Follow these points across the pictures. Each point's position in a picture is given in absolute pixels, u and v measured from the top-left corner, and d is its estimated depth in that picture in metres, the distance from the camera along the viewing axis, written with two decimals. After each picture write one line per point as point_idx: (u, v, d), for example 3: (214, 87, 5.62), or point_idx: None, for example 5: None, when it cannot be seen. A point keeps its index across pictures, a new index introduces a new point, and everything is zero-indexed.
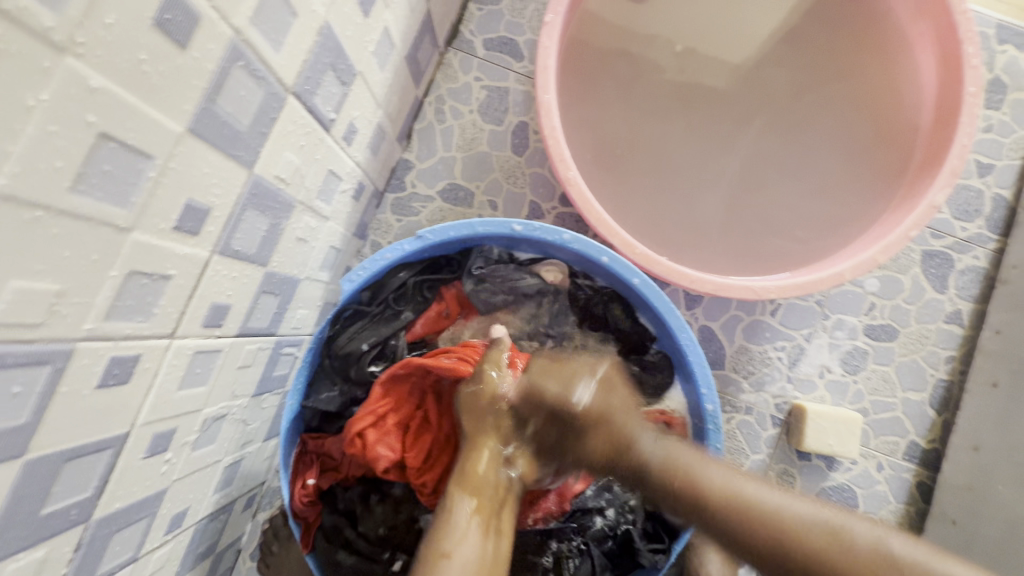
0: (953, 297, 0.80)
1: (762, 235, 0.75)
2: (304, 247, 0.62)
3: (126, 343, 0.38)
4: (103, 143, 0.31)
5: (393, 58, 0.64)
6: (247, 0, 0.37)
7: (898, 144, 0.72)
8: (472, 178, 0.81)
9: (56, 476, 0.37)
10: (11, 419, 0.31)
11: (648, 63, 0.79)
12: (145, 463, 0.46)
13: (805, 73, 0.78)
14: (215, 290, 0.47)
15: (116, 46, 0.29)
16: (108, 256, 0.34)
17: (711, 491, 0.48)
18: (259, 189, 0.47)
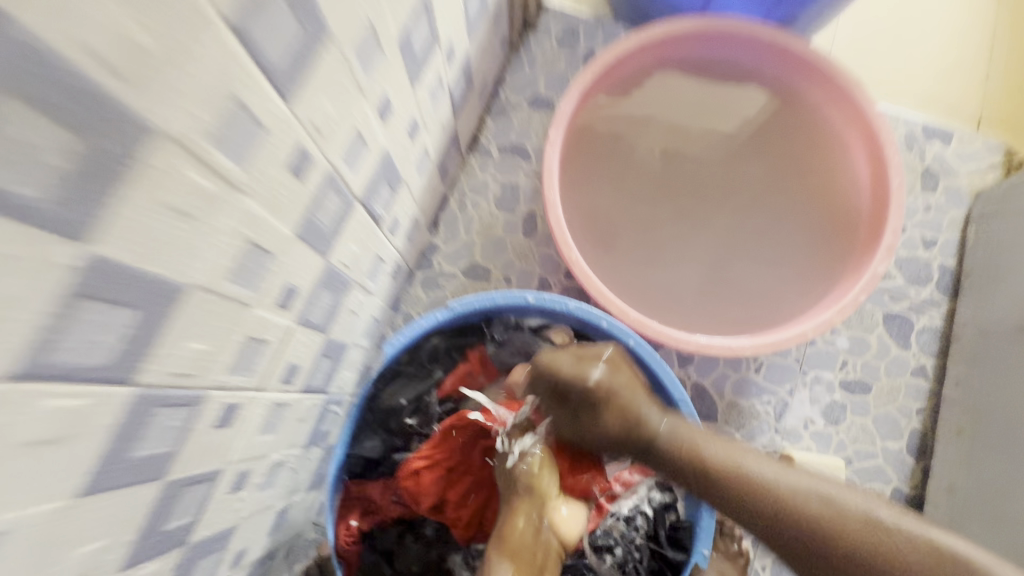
0: (916, 353, 0.90)
1: (739, 303, 0.88)
2: (354, 317, 0.74)
3: (235, 393, 0.50)
4: (251, 248, 0.44)
5: (428, 167, 0.81)
6: (341, 144, 0.52)
7: (845, 226, 0.86)
8: (489, 258, 0.95)
9: (177, 499, 0.47)
10: (165, 448, 0.43)
11: (633, 158, 0.94)
12: (228, 498, 0.56)
13: (763, 164, 0.94)
14: (292, 353, 0.59)
15: (269, 186, 0.43)
16: (238, 326, 0.47)
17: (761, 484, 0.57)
18: (330, 273, 0.61)
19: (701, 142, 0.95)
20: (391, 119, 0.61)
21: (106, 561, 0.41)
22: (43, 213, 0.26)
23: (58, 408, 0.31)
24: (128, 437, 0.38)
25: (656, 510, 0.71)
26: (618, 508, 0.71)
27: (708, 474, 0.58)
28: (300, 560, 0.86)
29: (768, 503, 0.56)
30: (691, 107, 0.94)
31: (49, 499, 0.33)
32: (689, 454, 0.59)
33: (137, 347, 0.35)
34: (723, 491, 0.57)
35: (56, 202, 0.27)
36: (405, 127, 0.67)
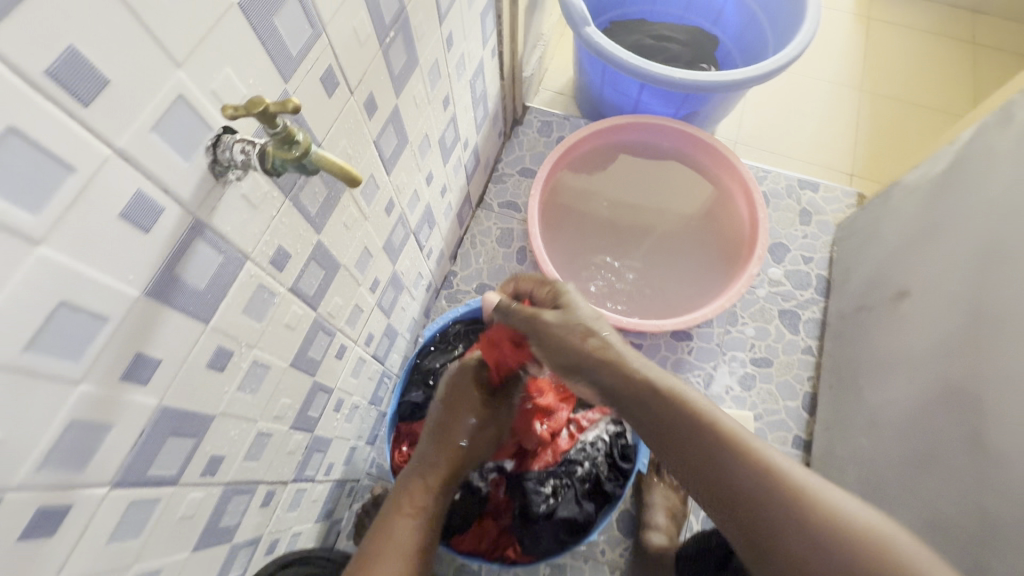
0: (803, 337, 1.24)
1: (670, 302, 1.26)
2: (405, 312, 1.11)
3: (346, 339, 0.86)
4: (364, 250, 0.82)
5: (451, 215, 1.20)
6: (407, 197, 0.92)
7: (736, 243, 1.25)
8: (494, 279, 1.33)
9: (314, 396, 0.81)
10: (317, 356, 0.78)
11: (590, 205, 1.35)
12: (332, 413, 0.90)
13: (681, 207, 1.34)
14: (372, 324, 0.95)
15: (375, 217, 0.82)
16: (353, 295, 0.83)
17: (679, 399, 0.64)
18: (396, 277, 0.99)
19: (639, 193, 1.35)
20: (432, 183, 1.02)
21: (288, 416, 0.75)
22: (314, 219, 0.64)
23: (295, 312, 0.67)
24: (309, 342, 0.73)
25: (611, 437, 1.03)
26: (585, 436, 1.03)
27: (681, 424, 0.63)
28: (358, 501, 1.14)
29: (734, 464, 0.59)
30: (629, 169, 1.35)
31: (282, 360, 0.68)
32: (667, 402, 0.64)
33: (321, 291, 0.72)
34: (688, 439, 0.62)
35: (318, 214, 0.65)
36: (439, 188, 1.07)
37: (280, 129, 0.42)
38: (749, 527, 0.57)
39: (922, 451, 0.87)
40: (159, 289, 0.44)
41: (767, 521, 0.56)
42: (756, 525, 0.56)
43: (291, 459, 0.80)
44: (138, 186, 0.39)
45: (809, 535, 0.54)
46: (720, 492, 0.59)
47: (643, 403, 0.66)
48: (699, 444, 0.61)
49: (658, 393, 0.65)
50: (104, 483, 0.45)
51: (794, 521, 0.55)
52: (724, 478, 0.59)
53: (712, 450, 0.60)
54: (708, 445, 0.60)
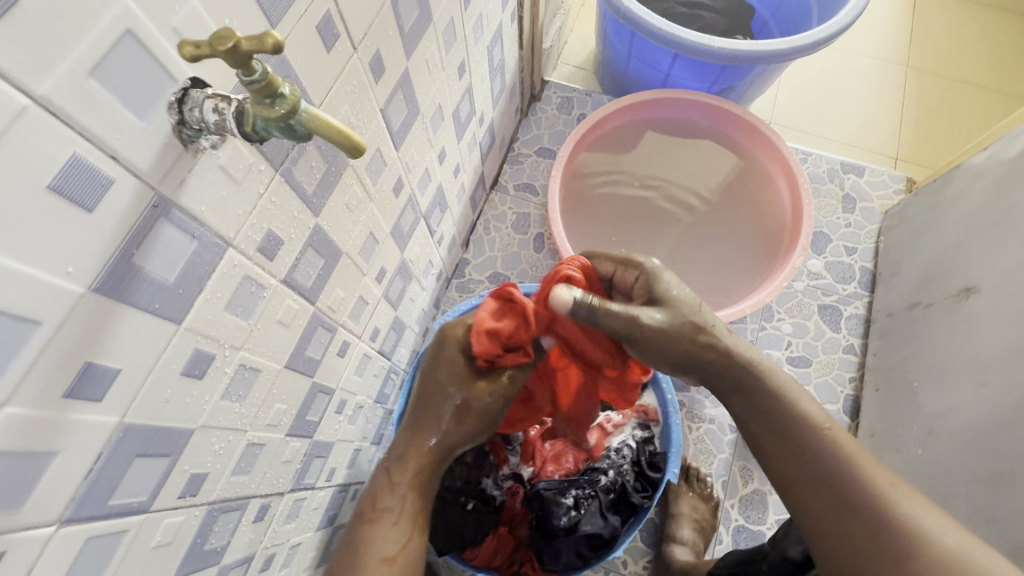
0: (845, 334, 1.15)
1: (702, 296, 1.16)
2: (413, 304, 1.01)
3: (349, 335, 0.77)
4: (369, 236, 0.73)
5: (464, 197, 1.10)
6: (417, 176, 0.82)
7: (776, 232, 1.16)
8: (509, 268, 1.23)
9: (313, 399, 0.73)
10: (316, 354, 0.69)
11: (616, 186, 1.24)
12: (333, 415, 0.82)
13: (715, 189, 1.24)
14: (378, 318, 0.87)
15: (382, 199, 0.72)
16: (356, 286, 0.74)
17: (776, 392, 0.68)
18: (404, 265, 0.90)
19: (667, 177, 1.25)
20: (445, 162, 0.92)
21: (283, 423, 0.66)
22: (311, 200, 0.55)
23: (290, 306, 0.58)
24: (306, 340, 0.65)
25: (638, 443, 0.95)
26: (610, 442, 0.96)
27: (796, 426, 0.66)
28: None
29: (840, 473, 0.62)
30: (660, 147, 1.25)
31: (276, 362, 0.60)
32: (787, 407, 0.67)
33: (320, 282, 0.63)
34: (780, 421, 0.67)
35: (316, 194, 0.55)
36: (452, 168, 0.97)
37: (257, 75, 0.32)
38: (825, 523, 0.62)
39: (994, 466, 0.80)
40: (114, 285, 0.35)
41: (848, 523, 0.60)
42: (835, 525, 0.61)
43: (288, 468, 0.72)
44: (73, 150, 0.30)
45: (885, 539, 0.58)
46: (812, 491, 0.63)
47: (748, 400, 0.70)
48: (794, 434, 0.66)
49: (771, 389, 0.68)
50: (51, 520, 0.37)
51: (877, 531, 0.59)
52: (819, 470, 0.63)
53: (817, 451, 0.64)
54: (811, 449, 0.64)
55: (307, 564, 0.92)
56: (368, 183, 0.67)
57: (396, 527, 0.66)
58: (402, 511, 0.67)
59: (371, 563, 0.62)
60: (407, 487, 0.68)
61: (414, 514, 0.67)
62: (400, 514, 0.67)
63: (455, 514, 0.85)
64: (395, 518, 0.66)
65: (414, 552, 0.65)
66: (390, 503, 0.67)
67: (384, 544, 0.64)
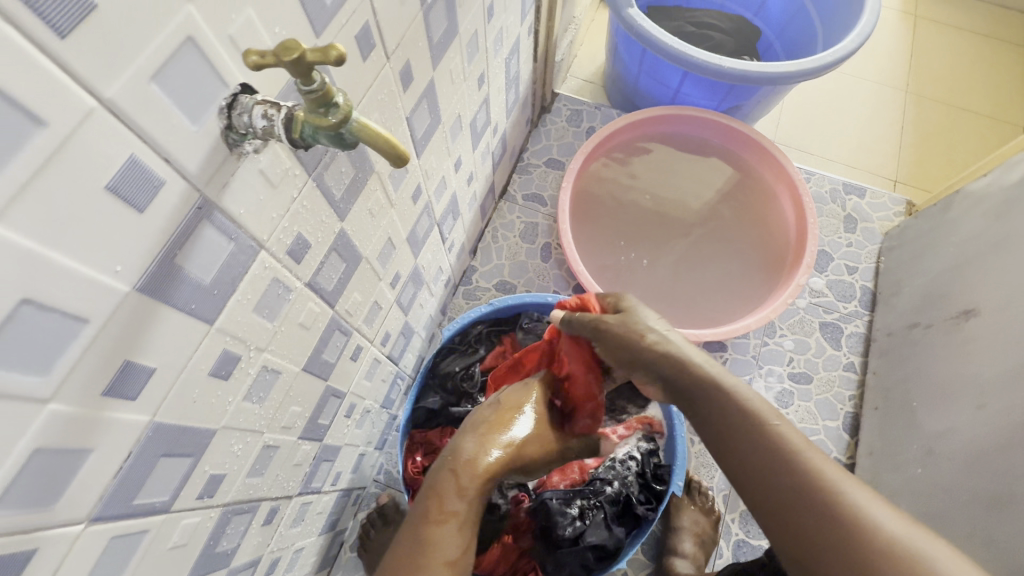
0: (846, 352, 1.16)
1: (706, 311, 1.17)
2: (422, 310, 1.02)
3: (362, 339, 0.77)
4: (388, 242, 0.73)
5: (475, 205, 1.11)
6: (434, 183, 0.83)
7: (782, 250, 1.18)
8: (516, 277, 1.24)
9: (326, 402, 0.73)
10: (331, 357, 0.69)
11: (626, 198, 1.26)
12: (342, 419, 0.82)
13: (722, 204, 1.26)
14: (390, 323, 0.87)
15: (402, 205, 0.73)
16: (372, 291, 0.75)
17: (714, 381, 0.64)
18: (417, 272, 0.91)
19: (675, 191, 1.26)
20: (460, 170, 0.93)
21: (297, 425, 0.66)
22: (338, 204, 0.55)
23: (312, 310, 0.59)
24: (324, 343, 0.65)
25: (643, 455, 0.96)
26: (615, 453, 0.96)
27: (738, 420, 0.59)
28: (364, 509, 1.07)
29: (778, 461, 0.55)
30: (669, 161, 1.27)
31: (295, 365, 0.60)
32: (726, 397, 0.62)
33: (340, 286, 0.63)
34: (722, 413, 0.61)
35: (343, 199, 0.56)
36: (466, 175, 0.98)
37: (315, 86, 0.33)
38: (774, 525, 0.53)
39: (994, 488, 0.81)
40: (155, 285, 0.36)
41: (802, 518, 0.52)
42: (782, 528, 0.53)
43: (298, 471, 0.72)
44: (132, 152, 0.31)
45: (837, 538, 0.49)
46: (756, 481, 0.56)
47: (695, 400, 0.65)
48: (734, 422, 0.59)
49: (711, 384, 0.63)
50: (79, 519, 0.37)
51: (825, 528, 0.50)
52: (757, 462, 0.56)
53: (754, 439, 0.57)
54: (753, 443, 0.57)
55: (307, 568, 0.92)
56: (390, 191, 0.68)
57: (460, 532, 0.61)
58: (466, 515, 0.62)
59: (433, 565, 0.57)
60: (473, 490, 0.63)
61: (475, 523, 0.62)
62: (464, 520, 0.61)
63: None
64: (459, 524, 0.61)
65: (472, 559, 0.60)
66: (455, 507, 0.61)
67: (445, 547, 0.59)
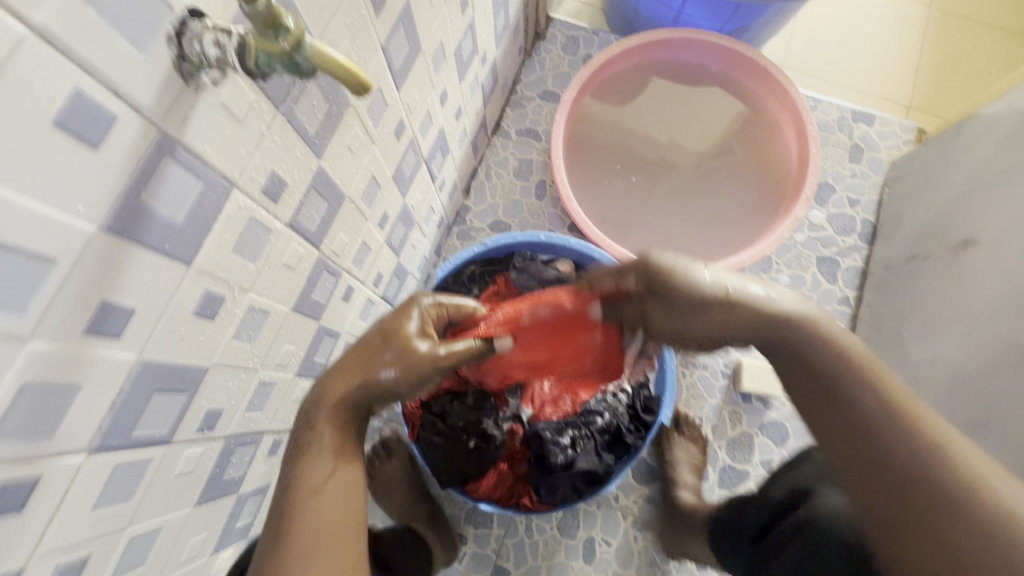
0: (842, 286, 1.24)
1: (699, 248, 1.15)
2: (414, 251, 1.02)
3: (353, 279, 0.78)
4: (371, 181, 0.72)
5: (465, 142, 1.08)
6: (419, 118, 0.80)
7: (779, 185, 1.15)
8: (510, 216, 1.22)
9: (320, 341, 0.75)
10: (322, 299, 0.70)
11: (624, 130, 1.22)
12: (339, 358, 0.84)
13: (722, 135, 1.21)
14: (381, 264, 0.87)
15: (383, 141, 0.71)
16: (360, 230, 0.74)
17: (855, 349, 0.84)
18: (405, 211, 0.89)
19: (673, 124, 1.22)
20: (446, 104, 0.89)
21: (293, 363, 0.69)
22: (313, 140, 0.54)
23: (295, 250, 0.59)
24: (312, 284, 0.66)
25: (633, 388, 1.00)
26: (606, 387, 0.99)
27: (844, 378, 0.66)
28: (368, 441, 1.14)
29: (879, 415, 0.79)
30: (669, 89, 1.22)
31: (285, 305, 0.61)
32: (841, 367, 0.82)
33: (323, 227, 0.63)
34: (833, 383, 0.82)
35: (318, 135, 0.55)
36: (454, 111, 0.94)
37: (261, 6, 0.33)
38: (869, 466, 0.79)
39: (976, 415, 0.96)
40: (125, 223, 0.39)
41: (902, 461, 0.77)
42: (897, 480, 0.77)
43: (298, 406, 0.75)
44: (75, 84, 0.33)
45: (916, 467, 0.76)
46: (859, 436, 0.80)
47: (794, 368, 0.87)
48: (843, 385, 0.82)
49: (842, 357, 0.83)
50: (80, 449, 0.43)
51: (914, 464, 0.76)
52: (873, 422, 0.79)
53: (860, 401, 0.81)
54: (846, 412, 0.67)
55: None
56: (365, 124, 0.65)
57: (319, 461, 0.70)
58: (320, 447, 0.71)
59: (299, 492, 0.68)
60: (327, 431, 0.71)
61: (333, 450, 0.71)
62: (320, 449, 0.71)
63: (458, 451, 0.93)
64: (317, 449, 0.70)
65: (340, 485, 0.70)
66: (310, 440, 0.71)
67: (312, 476, 0.69)
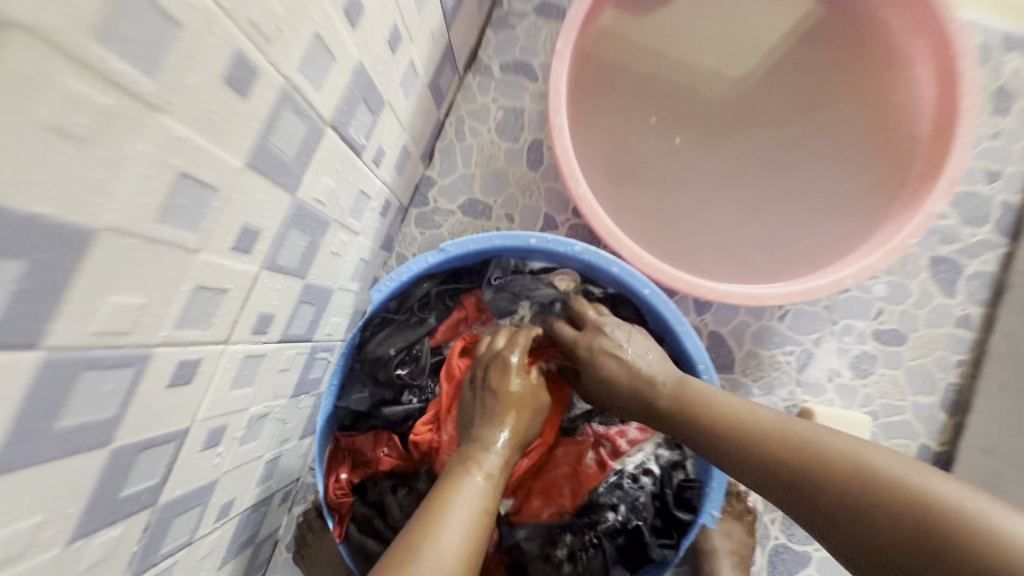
0: (962, 301, 0.81)
1: (767, 252, 0.80)
2: (337, 260, 0.67)
3: (191, 349, 0.44)
4: (181, 181, 0.35)
5: (417, 86, 0.69)
6: (296, 51, 0.42)
7: (901, 154, 0.75)
8: (490, 193, 0.86)
9: (134, 462, 0.43)
10: (102, 413, 0.37)
11: (653, 75, 0.84)
12: (201, 455, 0.53)
13: (802, 78, 0.82)
14: (262, 301, 0.52)
15: (197, 105, 0.34)
16: (181, 274, 0.39)
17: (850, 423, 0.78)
18: (302, 212, 0.53)
19: (724, 65, 0.84)
20: (364, 23, 0.50)
21: (50, 533, 0.37)
22: None
23: None
24: (46, 406, 0.32)
25: (661, 468, 0.70)
26: (624, 465, 0.70)
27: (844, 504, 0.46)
28: (300, 501, 0.86)
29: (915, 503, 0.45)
30: (717, 8, 0.82)
31: None
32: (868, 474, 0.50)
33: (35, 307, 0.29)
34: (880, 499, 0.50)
35: None
36: (384, 35, 0.55)
37: None
38: None
39: None
40: None
41: None
42: None
43: (109, 564, 0.45)
44: None
45: None
46: None
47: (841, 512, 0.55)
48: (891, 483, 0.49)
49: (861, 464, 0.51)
50: None
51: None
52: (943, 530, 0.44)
53: None
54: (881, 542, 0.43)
55: None
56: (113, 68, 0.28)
57: None
58: None
59: None
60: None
61: None
62: None
63: None
64: None
65: None
66: None
67: None
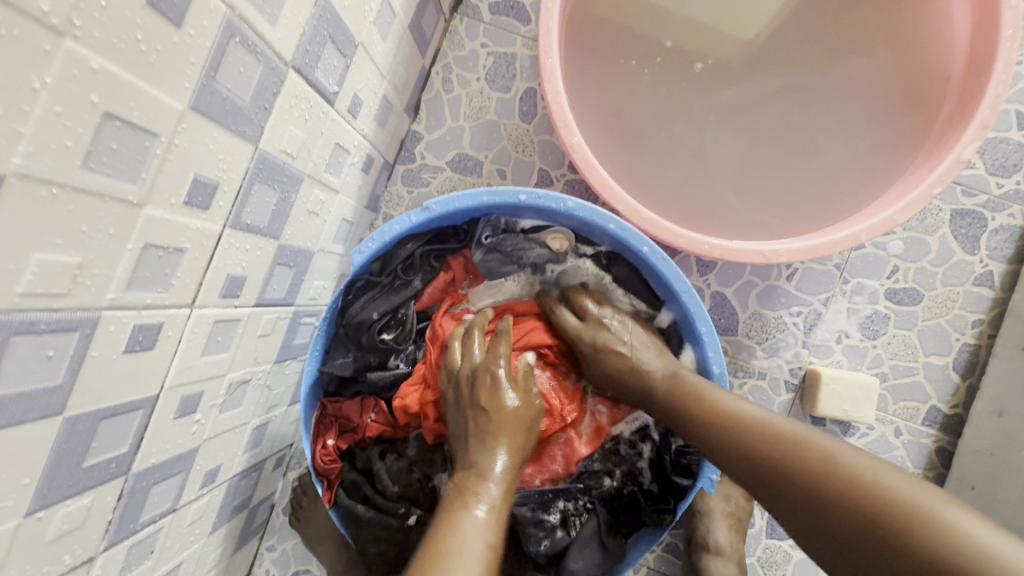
0: (984, 257, 0.76)
1: (776, 207, 0.75)
2: (316, 220, 0.63)
3: (148, 312, 0.41)
4: (108, 122, 0.32)
5: (396, 27, 0.64)
6: None
7: (930, 99, 0.69)
8: (480, 148, 0.81)
9: (94, 431, 0.41)
10: (46, 380, 0.35)
11: (658, 13, 0.78)
12: (177, 423, 0.51)
13: (824, 13, 0.75)
14: (229, 262, 0.49)
15: (111, 27, 0.30)
16: (123, 230, 0.36)
17: (858, 389, 0.76)
18: (266, 163, 0.49)
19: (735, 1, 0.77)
20: None
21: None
22: None
23: None
24: None
25: (661, 434, 0.69)
26: (620, 431, 0.70)
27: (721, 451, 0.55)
28: (295, 467, 0.85)
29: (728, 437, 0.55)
30: None
31: None
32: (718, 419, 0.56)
33: None
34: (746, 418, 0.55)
35: None
36: None
37: None
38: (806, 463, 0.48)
39: None
40: None
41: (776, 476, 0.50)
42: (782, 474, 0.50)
43: (78, 534, 0.43)
44: None
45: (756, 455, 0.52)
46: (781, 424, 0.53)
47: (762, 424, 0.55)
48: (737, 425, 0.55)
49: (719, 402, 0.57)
50: None
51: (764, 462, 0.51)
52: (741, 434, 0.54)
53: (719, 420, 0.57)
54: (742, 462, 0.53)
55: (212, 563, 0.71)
56: None
57: None
58: None
59: None
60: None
61: None
62: None
63: (394, 531, 0.66)
64: None
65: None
66: None
67: None
